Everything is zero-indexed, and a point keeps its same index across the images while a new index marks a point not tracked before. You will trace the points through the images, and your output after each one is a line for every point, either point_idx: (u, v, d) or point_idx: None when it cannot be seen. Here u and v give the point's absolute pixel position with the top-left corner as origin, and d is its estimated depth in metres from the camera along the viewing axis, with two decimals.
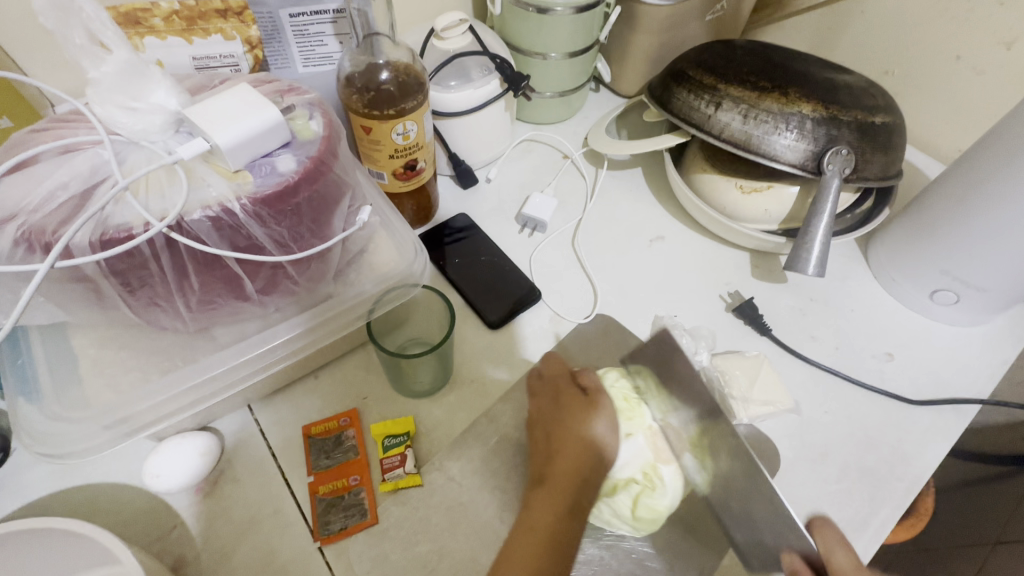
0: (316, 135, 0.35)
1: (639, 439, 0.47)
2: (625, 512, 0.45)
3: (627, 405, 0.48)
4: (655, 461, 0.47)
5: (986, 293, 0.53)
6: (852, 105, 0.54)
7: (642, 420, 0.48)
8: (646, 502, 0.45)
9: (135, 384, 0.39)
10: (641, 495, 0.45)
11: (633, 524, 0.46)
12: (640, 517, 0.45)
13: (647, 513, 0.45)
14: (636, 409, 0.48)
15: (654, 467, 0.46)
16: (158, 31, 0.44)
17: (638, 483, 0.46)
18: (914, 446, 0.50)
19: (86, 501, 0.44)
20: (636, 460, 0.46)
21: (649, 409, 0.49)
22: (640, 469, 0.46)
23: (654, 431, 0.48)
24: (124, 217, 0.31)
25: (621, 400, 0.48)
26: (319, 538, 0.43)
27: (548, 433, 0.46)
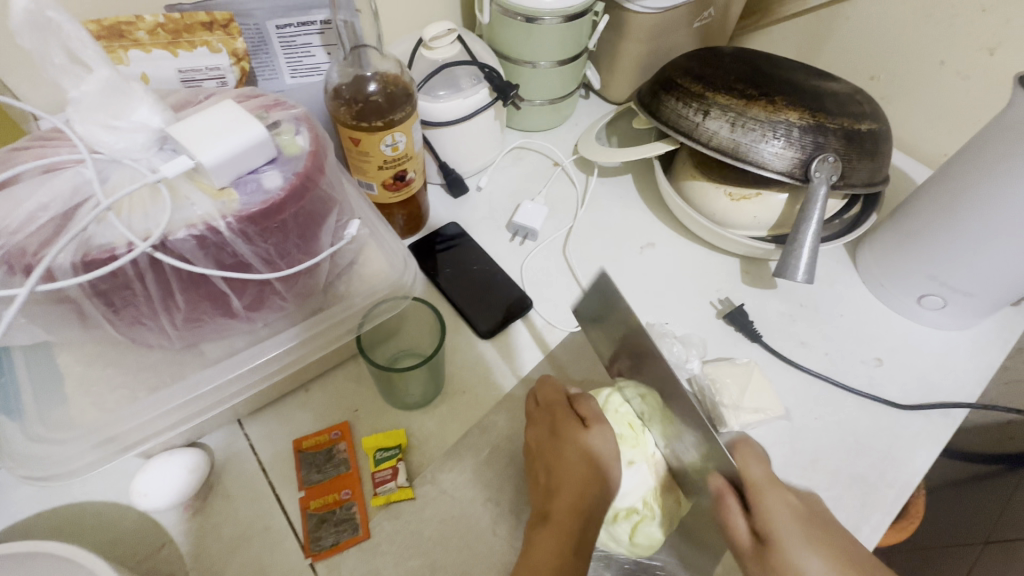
0: (302, 150, 0.35)
1: (641, 468, 0.47)
2: (624, 538, 0.46)
3: (631, 433, 0.48)
4: (657, 490, 0.47)
5: (973, 297, 0.54)
6: (839, 113, 0.55)
7: (646, 449, 0.48)
8: (644, 529, 0.45)
9: (121, 402, 0.39)
10: (640, 523, 0.45)
11: (631, 549, 0.46)
12: (639, 543, 0.45)
13: (644, 540, 0.45)
14: (640, 437, 0.48)
15: (655, 497, 0.46)
16: (143, 44, 0.44)
17: (639, 512, 0.46)
18: (903, 451, 0.51)
19: (73, 521, 0.43)
20: (638, 491, 0.46)
21: (652, 437, 0.48)
22: (642, 500, 0.46)
23: (656, 459, 0.48)
24: (108, 238, 0.30)
25: (626, 427, 0.48)
26: (310, 554, 0.43)
27: (546, 466, 0.46)
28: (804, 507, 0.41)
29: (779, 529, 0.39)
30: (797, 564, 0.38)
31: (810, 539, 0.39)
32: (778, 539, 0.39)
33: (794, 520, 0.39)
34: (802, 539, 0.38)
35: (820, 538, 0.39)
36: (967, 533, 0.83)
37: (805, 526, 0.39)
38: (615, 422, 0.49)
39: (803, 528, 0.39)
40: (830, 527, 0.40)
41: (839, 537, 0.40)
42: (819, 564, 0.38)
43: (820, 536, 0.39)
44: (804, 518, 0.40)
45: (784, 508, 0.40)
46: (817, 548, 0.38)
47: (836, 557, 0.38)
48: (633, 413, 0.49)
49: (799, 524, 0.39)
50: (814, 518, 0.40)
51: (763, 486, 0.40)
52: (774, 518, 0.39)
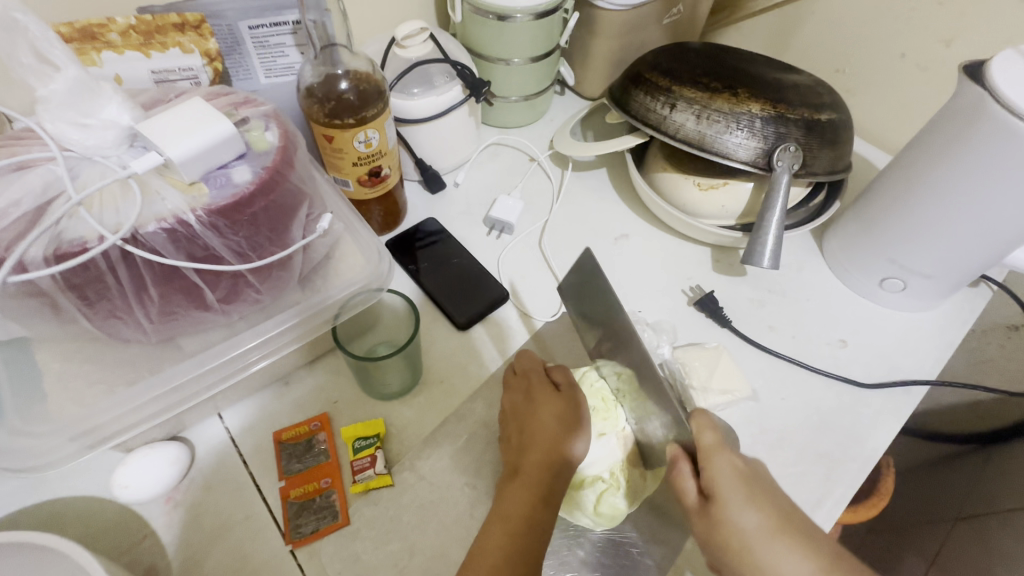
0: (271, 146, 0.36)
1: (610, 440, 0.48)
2: (588, 507, 0.46)
3: (603, 406, 0.49)
4: (623, 462, 0.48)
5: (932, 279, 0.56)
6: (800, 104, 0.56)
7: (617, 422, 0.49)
8: (608, 500, 0.46)
9: (99, 396, 0.40)
10: (605, 493, 0.46)
11: (594, 519, 0.46)
12: (602, 513, 0.46)
13: (608, 510, 0.46)
14: (612, 410, 0.49)
15: (621, 469, 0.47)
16: (115, 46, 0.45)
17: (604, 482, 0.47)
18: (867, 427, 0.53)
19: (55, 515, 0.44)
20: (605, 460, 0.47)
21: (624, 412, 0.49)
22: (607, 469, 0.47)
23: (626, 434, 0.49)
24: (79, 232, 0.31)
25: (599, 400, 0.50)
26: (290, 541, 0.44)
27: (519, 426, 0.47)
28: (746, 467, 0.40)
29: (721, 488, 0.39)
30: (731, 516, 0.38)
31: (748, 495, 0.39)
32: (719, 496, 0.39)
33: (734, 477, 0.39)
34: (741, 498, 0.39)
35: (760, 494, 0.39)
36: (940, 511, 0.85)
37: (746, 485, 0.39)
38: (589, 395, 0.50)
39: (744, 486, 0.39)
40: (768, 486, 0.40)
41: (779, 497, 0.40)
42: (754, 517, 0.38)
43: (759, 492, 0.39)
44: (746, 477, 0.40)
45: (729, 470, 0.39)
46: (752, 502, 0.39)
47: (772, 511, 0.39)
48: (607, 388, 0.50)
49: (740, 481, 0.39)
50: (754, 476, 0.40)
51: (711, 450, 0.40)
52: (719, 479, 0.39)
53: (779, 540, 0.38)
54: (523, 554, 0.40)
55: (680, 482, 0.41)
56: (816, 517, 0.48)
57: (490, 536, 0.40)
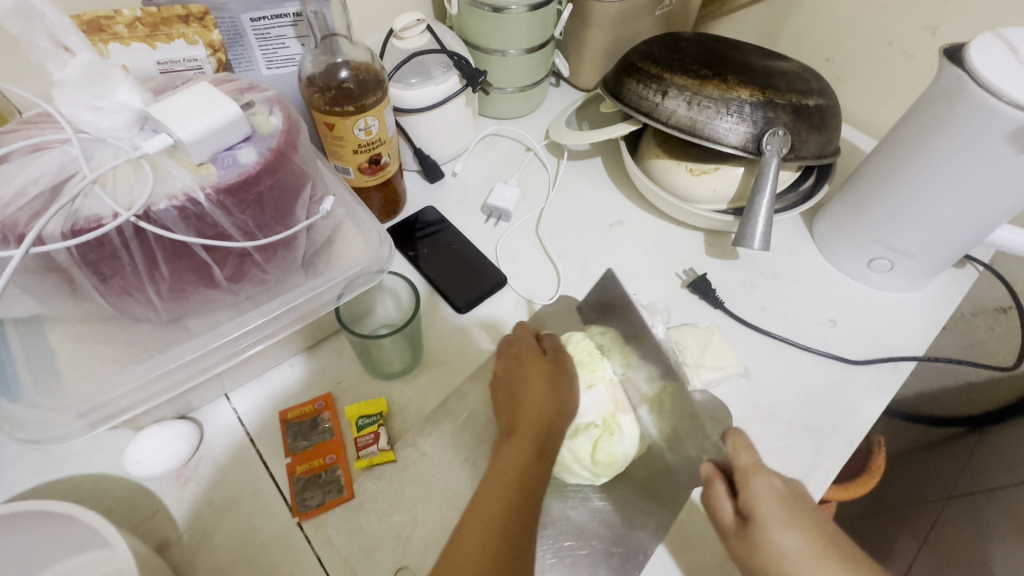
0: (276, 129, 0.38)
1: (599, 389, 0.51)
2: (586, 458, 0.48)
3: (589, 359, 0.51)
4: (613, 410, 0.50)
5: (917, 259, 0.57)
6: (788, 90, 0.58)
7: (605, 373, 0.51)
8: (604, 446, 0.48)
9: (110, 373, 0.41)
10: (600, 440, 0.48)
11: (592, 469, 0.48)
12: (599, 461, 0.48)
13: (605, 457, 0.48)
14: (598, 363, 0.52)
15: (612, 416, 0.50)
16: (122, 37, 0.46)
17: (598, 428, 0.49)
18: (855, 402, 0.54)
19: (68, 492, 0.45)
20: (596, 408, 0.50)
21: (610, 364, 0.52)
22: (599, 416, 0.50)
23: (613, 384, 0.52)
24: (94, 209, 0.33)
25: (585, 354, 0.52)
26: (298, 514, 0.46)
27: (511, 390, 0.47)
28: (788, 490, 0.42)
29: (760, 509, 0.41)
30: (773, 538, 0.40)
31: (790, 517, 0.40)
32: (758, 517, 0.40)
33: (774, 500, 0.41)
34: (783, 520, 0.40)
35: (802, 518, 0.40)
36: (931, 492, 0.87)
37: (785, 506, 0.41)
38: (576, 351, 0.52)
39: (786, 509, 0.40)
40: (812, 512, 0.41)
41: (822, 522, 0.41)
42: (795, 538, 0.40)
43: (802, 515, 0.41)
44: (784, 498, 0.41)
45: (766, 489, 0.41)
46: (793, 523, 0.40)
47: (815, 535, 0.40)
48: (593, 344, 0.53)
49: (780, 504, 0.41)
50: (796, 499, 0.41)
51: (749, 470, 0.42)
52: (757, 499, 0.41)
53: (821, 564, 0.39)
54: (523, 504, 0.40)
55: (715, 502, 0.44)
56: (806, 488, 0.49)
57: (484, 492, 0.40)
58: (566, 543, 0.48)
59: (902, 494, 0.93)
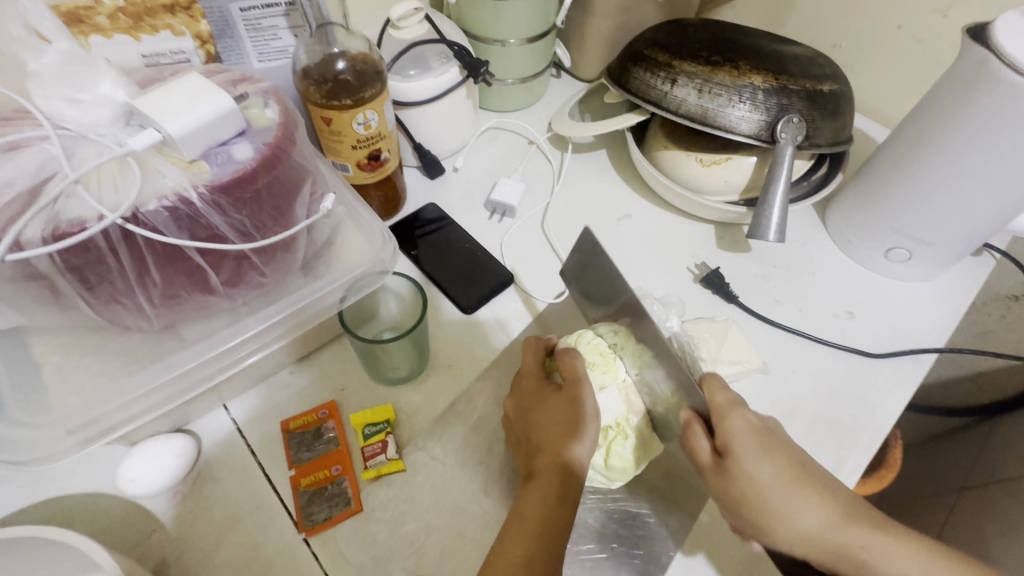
0: (272, 122, 0.36)
1: (612, 392, 0.47)
2: (599, 461, 0.46)
3: (601, 360, 0.48)
4: (627, 412, 0.47)
5: (936, 247, 0.56)
6: (801, 75, 0.56)
7: (617, 374, 0.48)
8: (617, 450, 0.46)
9: (100, 386, 0.39)
10: (613, 444, 0.46)
11: (605, 473, 0.46)
12: (612, 466, 0.46)
13: (619, 462, 0.46)
14: (611, 364, 0.48)
15: (626, 418, 0.47)
16: (103, 29, 0.43)
17: (611, 430, 0.47)
18: (877, 396, 0.53)
19: (60, 513, 0.43)
20: (611, 410, 0.47)
21: (623, 363, 0.49)
22: (613, 419, 0.47)
23: (627, 385, 0.48)
24: (77, 211, 0.30)
25: (597, 355, 0.48)
26: (303, 529, 0.43)
27: (527, 430, 0.45)
28: (759, 421, 0.41)
29: (737, 444, 0.40)
30: (750, 471, 0.40)
31: (761, 447, 0.40)
32: (734, 452, 0.40)
33: (748, 433, 0.40)
34: (756, 452, 0.40)
35: (771, 446, 0.41)
36: (945, 484, 0.85)
37: (759, 438, 0.41)
38: (586, 351, 0.48)
39: (758, 441, 0.40)
40: (780, 442, 0.42)
41: (789, 446, 0.42)
42: (768, 468, 0.40)
43: (770, 442, 0.41)
44: (758, 429, 0.41)
45: (744, 424, 0.40)
46: (766, 452, 0.40)
47: (783, 462, 0.41)
48: (604, 343, 0.49)
49: (754, 436, 0.40)
50: (766, 429, 0.42)
51: (725, 409, 0.41)
52: (734, 435, 0.40)
53: (791, 488, 0.40)
54: (549, 555, 0.38)
55: (693, 442, 0.41)
56: None
57: (510, 540, 0.39)
58: (584, 547, 0.46)
59: (916, 488, 0.91)
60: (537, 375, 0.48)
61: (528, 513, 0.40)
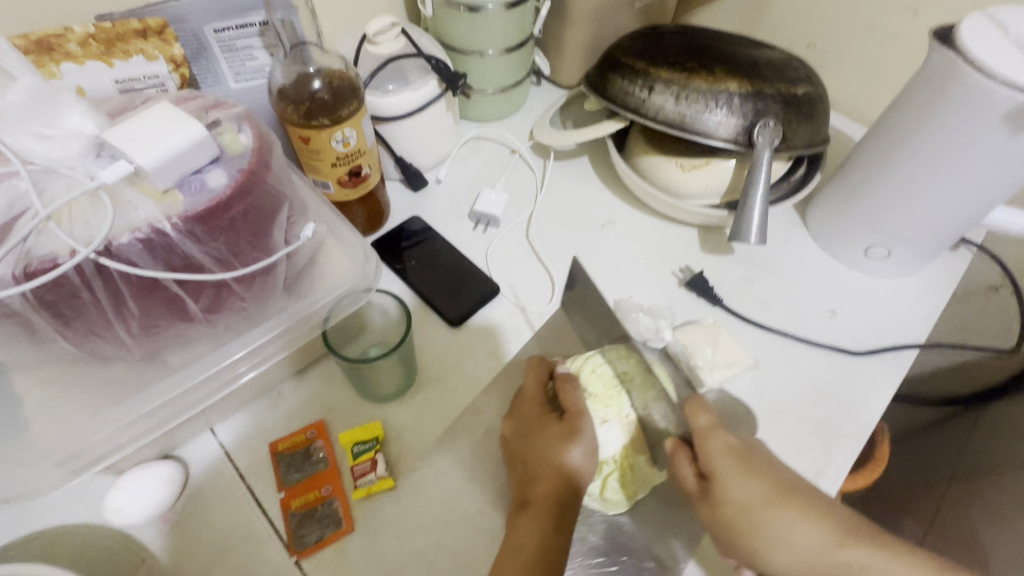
0: (246, 147, 0.35)
1: (614, 426, 0.47)
2: (594, 491, 0.47)
3: (605, 392, 0.48)
4: (628, 448, 0.47)
5: (914, 245, 0.57)
6: (776, 79, 0.56)
7: (621, 409, 0.48)
8: (614, 484, 0.46)
9: (84, 418, 0.39)
10: (610, 477, 0.46)
11: (602, 503, 0.47)
12: (608, 498, 0.46)
13: (613, 495, 0.46)
14: (614, 398, 0.48)
15: (626, 454, 0.47)
16: (75, 56, 0.43)
17: (610, 465, 0.47)
18: (861, 395, 0.53)
19: (47, 546, 0.42)
20: (612, 445, 0.47)
21: (629, 399, 0.48)
22: (612, 455, 0.47)
23: (630, 420, 0.48)
24: (49, 247, 0.30)
25: (601, 386, 0.48)
26: (294, 553, 0.43)
27: (524, 457, 0.45)
28: (740, 443, 0.43)
29: (717, 464, 0.42)
30: (731, 490, 0.41)
31: (745, 468, 0.41)
32: (717, 475, 0.41)
33: (731, 456, 0.42)
34: (737, 474, 0.41)
35: (756, 468, 0.41)
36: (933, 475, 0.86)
37: (741, 460, 0.42)
38: (590, 382, 0.49)
39: (741, 464, 0.41)
40: (767, 462, 0.42)
41: (778, 469, 0.42)
42: (749, 488, 0.41)
43: (755, 465, 0.42)
44: (740, 452, 0.42)
45: (724, 447, 0.42)
46: (749, 473, 0.41)
47: (772, 485, 0.41)
48: (611, 373, 0.49)
49: (735, 457, 0.42)
50: (752, 452, 0.42)
51: (706, 431, 0.43)
52: (712, 455, 0.42)
53: (782, 508, 0.40)
54: None
55: (678, 467, 0.44)
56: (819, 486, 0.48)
57: (508, 570, 0.39)
58: (595, 561, 0.46)
59: (904, 481, 0.92)
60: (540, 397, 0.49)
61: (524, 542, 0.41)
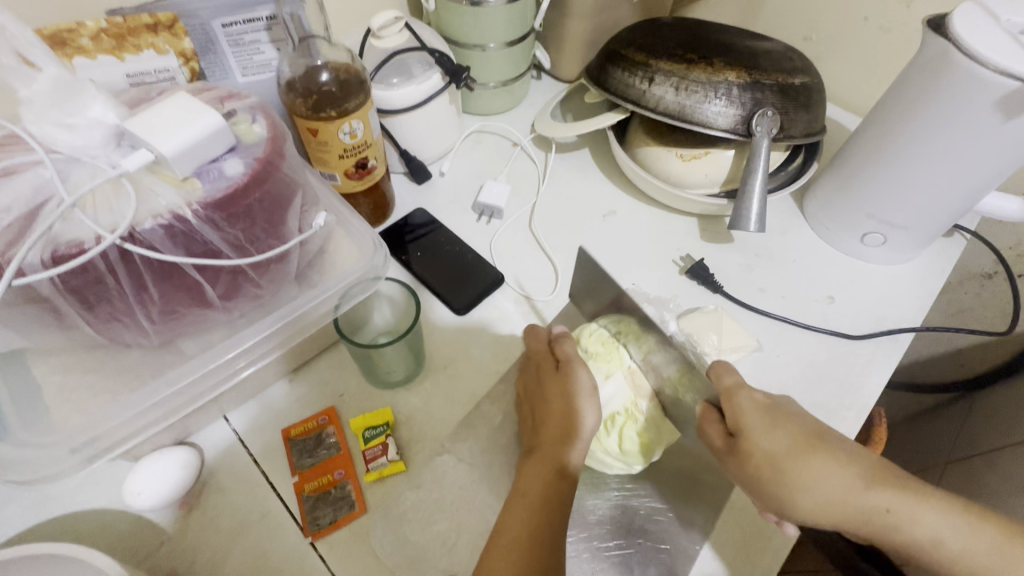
0: (261, 137, 0.36)
1: (618, 378, 0.49)
2: (613, 448, 0.47)
3: (604, 349, 0.50)
4: (635, 397, 0.49)
5: (909, 231, 0.58)
6: (773, 70, 0.58)
7: (622, 362, 0.50)
8: (631, 434, 0.47)
9: (104, 404, 0.39)
10: (625, 427, 0.48)
11: (625, 459, 0.47)
12: (629, 450, 0.47)
13: (633, 446, 0.47)
14: (614, 353, 0.50)
15: (633, 403, 0.49)
16: (87, 50, 0.43)
17: (621, 416, 0.48)
18: (859, 376, 0.55)
19: (66, 530, 0.43)
20: (619, 396, 0.49)
21: (628, 352, 0.50)
22: (621, 406, 0.49)
23: (633, 371, 0.50)
24: (75, 233, 0.31)
25: (600, 345, 0.50)
26: (310, 534, 0.44)
27: (532, 410, 0.48)
28: (766, 399, 0.42)
29: (745, 421, 0.41)
30: (760, 444, 0.40)
31: (771, 422, 0.41)
32: (745, 430, 0.41)
33: (757, 411, 0.41)
34: (764, 428, 0.41)
35: (783, 422, 0.41)
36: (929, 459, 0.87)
37: (767, 414, 0.41)
38: (589, 343, 0.51)
39: (768, 419, 0.41)
40: (791, 415, 0.42)
41: (804, 422, 0.42)
42: (776, 440, 0.40)
43: (782, 420, 0.41)
44: (767, 407, 0.42)
45: (750, 403, 0.42)
46: (775, 426, 0.41)
47: (799, 437, 0.40)
48: (607, 333, 0.51)
49: (762, 412, 0.41)
50: (777, 407, 0.42)
51: (733, 389, 0.42)
52: (741, 412, 0.41)
53: (810, 457, 0.40)
54: (550, 526, 0.40)
55: (706, 427, 0.44)
56: None
57: (513, 511, 0.41)
58: (611, 544, 0.47)
59: (901, 466, 0.94)
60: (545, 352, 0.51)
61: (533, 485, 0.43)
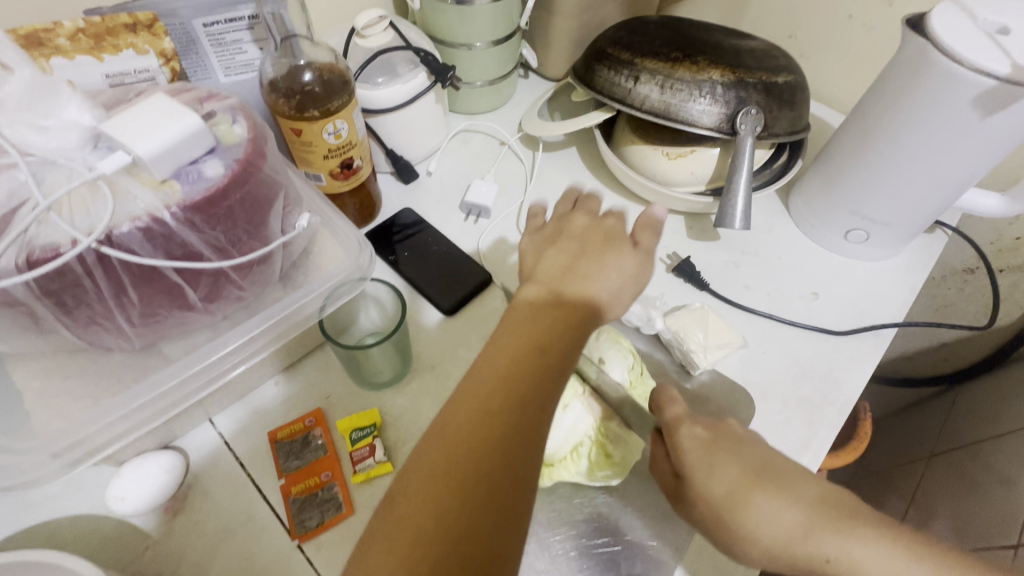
0: (241, 138, 0.36)
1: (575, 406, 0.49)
2: (586, 473, 0.48)
3: None
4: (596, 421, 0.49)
5: (891, 227, 0.59)
6: (757, 68, 0.58)
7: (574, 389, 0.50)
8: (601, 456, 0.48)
9: (84, 410, 0.39)
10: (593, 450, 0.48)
11: (600, 478, 0.48)
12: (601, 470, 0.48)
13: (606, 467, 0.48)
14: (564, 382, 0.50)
15: (598, 427, 0.49)
16: (65, 51, 0.43)
17: (588, 441, 0.48)
18: (843, 371, 0.55)
19: (48, 536, 0.43)
20: (581, 422, 0.48)
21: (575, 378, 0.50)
22: (586, 433, 0.48)
23: (586, 395, 0.50)
24: (51, 236, 0.31)
25: None
26: (297, 536, 0.44)
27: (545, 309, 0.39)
28: (708, 431, 0.40)
29: (688, 458, 0.39)
30: (700, 486, 0.38)
31: (712, 459, 0.39)
32: (688, 471, 0.39)
33: (699, 448, 0.39)
34: (706, 469, 0.38)
35: (726, 455, 0.39)
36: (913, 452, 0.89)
37: (709, 449, 0.39)
38: None
39: (710, 453, 0.39)
40: (735, 446, 0.40)
41: (749, 454, 0.39)
42: (719, 480, 0.38)
43: (725, 452, 0.39)
44: (709, 442, 0.39)
45: (690, 438, 0.40)
46: (717, 464, 0.38)
47: (741, 474, 0.38)
48: None
49: (703, 447, 0.39)
50: (720, 438, 0.40)
51: (672, 423, 0.41)
52: (682, 449, 0.40)
53: (753, 495, 0.37)
54: (491, 468, 0.31)
55: (657, 463, 0.43)
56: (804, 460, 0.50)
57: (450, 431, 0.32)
58: (599, 541, 0.47)
59: (886, 459, 0.95)
60: (613, 229, 0.45)
61: (480, 398, 0.34)
